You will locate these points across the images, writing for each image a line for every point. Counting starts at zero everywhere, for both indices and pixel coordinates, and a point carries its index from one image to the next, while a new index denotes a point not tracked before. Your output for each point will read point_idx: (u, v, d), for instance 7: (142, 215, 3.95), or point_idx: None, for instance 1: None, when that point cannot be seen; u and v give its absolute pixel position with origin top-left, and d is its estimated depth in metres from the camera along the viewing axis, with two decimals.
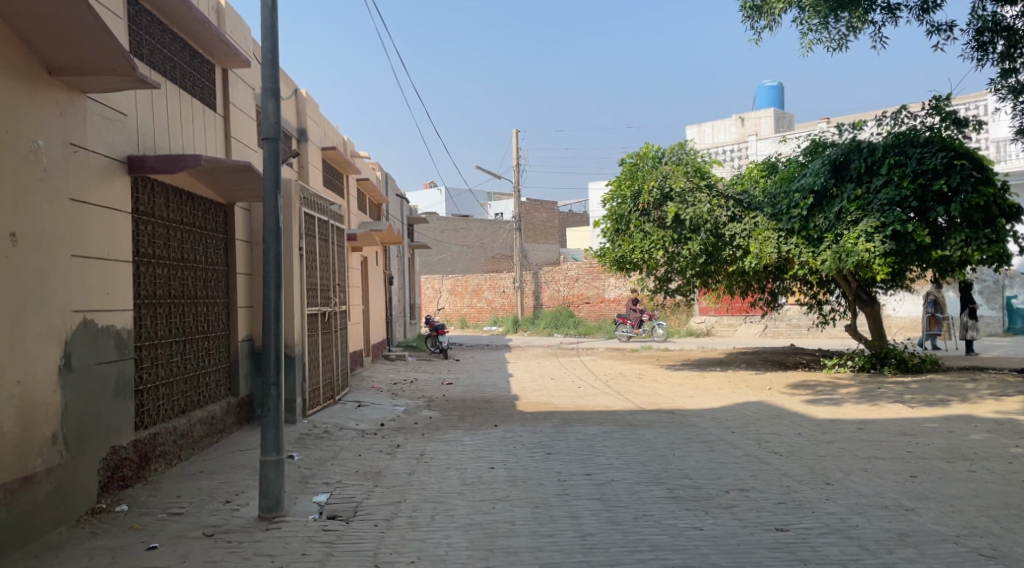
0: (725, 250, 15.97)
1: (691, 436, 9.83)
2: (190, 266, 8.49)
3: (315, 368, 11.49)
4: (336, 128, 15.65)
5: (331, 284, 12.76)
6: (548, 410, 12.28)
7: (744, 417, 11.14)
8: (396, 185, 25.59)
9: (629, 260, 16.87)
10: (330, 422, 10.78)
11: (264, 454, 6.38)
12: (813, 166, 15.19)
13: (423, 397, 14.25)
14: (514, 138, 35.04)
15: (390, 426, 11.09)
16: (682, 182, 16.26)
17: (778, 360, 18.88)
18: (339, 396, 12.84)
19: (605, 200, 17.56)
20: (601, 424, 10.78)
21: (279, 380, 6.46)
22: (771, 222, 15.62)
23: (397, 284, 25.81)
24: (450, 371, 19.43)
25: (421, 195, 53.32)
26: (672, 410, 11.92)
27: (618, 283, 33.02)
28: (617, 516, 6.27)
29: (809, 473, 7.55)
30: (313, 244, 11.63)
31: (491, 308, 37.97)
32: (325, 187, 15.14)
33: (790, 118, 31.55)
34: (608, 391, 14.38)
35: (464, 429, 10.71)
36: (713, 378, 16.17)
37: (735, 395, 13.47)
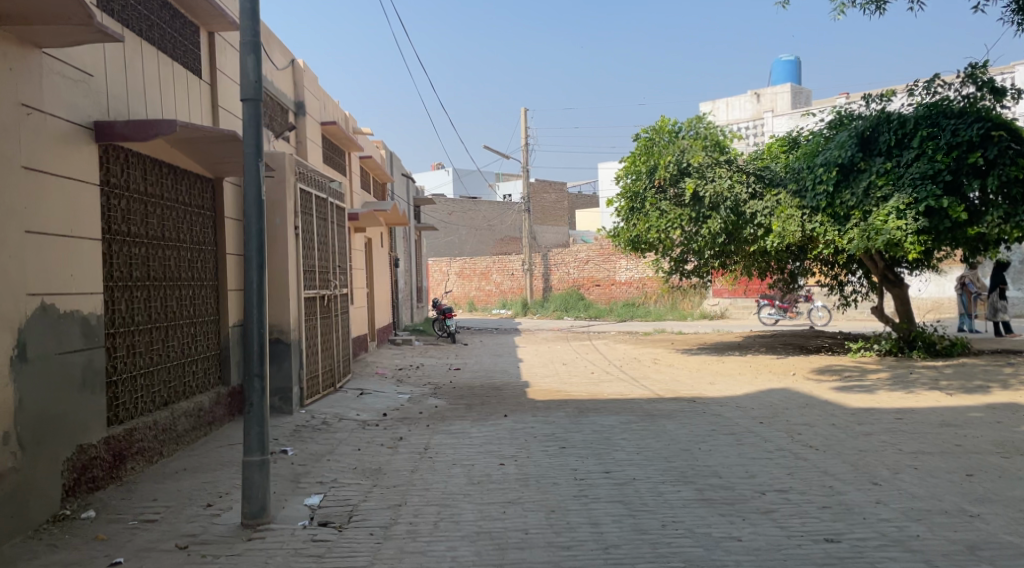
0: (746, 229, 15.25)
1: (716, 427, 9.12)
2: (175, 246, 7.81)
3: (314, 355, 10.83)
4: (336, 102, 14.93)
5: (332, 267, 12.09)
6: (560, 399, 11.60)
7: (771, 406, 10.43)
8: (402, 164, 24.90)
9: (645, 240, 16.15)
10: (330, 413, 10.09)
11: (247, 455, 5.70)
12: (839, 138, 14.45)
13: (430, 384, 13.59)
14: (522, 117, 34.23)
15: (393, 416, 10.42)
16: (701, 156, 15.51)
17: (798, 344, 18.15)
18: (341, 384, 12.20)
19: (619, 177, 16.85)
20: (618, 414, 10.09)
21: (264, 372, 5.77)
22: (795, 199, 14.88)
23: (403, 266, 25.14)
24: (457, 356, 18.75)
25: (429, 176, 52.55)
26: (693, 398, 11.21)
27: (631, 265, 32.26)
28: (643, 523, 5.59)
29: (853, 471, 6.86)
30: (310, 223, 10.91)
31: (500, 291, 37.34)
32: (324, 163, 14.44)
33: (807, 94, 30.71)
34: (623, 378, 13.69)
35: (472, 419, 10.03)
36: (733, 363, 15.46)
37: (757, 382, 12.76)
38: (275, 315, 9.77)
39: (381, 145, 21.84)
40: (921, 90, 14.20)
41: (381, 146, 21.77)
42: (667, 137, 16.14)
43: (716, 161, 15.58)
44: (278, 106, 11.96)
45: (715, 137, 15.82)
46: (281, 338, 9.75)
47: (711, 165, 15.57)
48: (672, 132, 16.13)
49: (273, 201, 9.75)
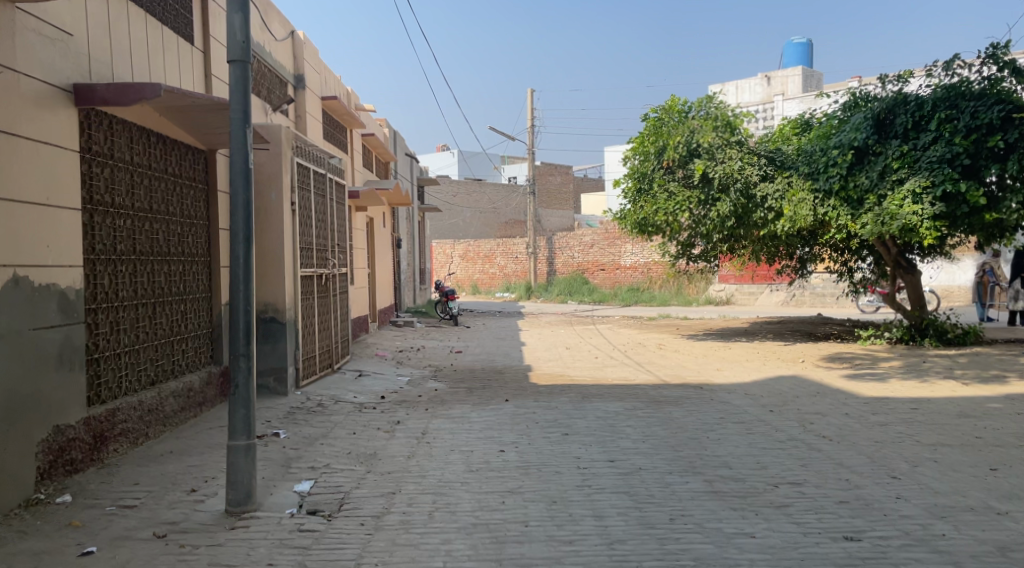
0: (756, 212, 14.93)
1: (725, 415, 8.79)
2: (164, 219, 7.47)
3: (310, 335, 10.50)
4: (337, 77, 14.57)
5: (331, 245, 11.77)
6: (563, 383, 11.29)
7: (781, 394, 10.10)
8: (405, 144, 24.54)
9: (652, 223, 15.77)
10: (326, 395, 9.78)
11: (233, 438, 5.38)
12: (855, 120, 14.23)
13: (430, 367, 13.28)
14: (528, 98, 33.78)
15: (391, 399, 10.10)
16: (711, 137, 15.13)
17: (806, 331, 17.82)
18: (338, 365, 11.89)
19: (626, 158, 16.47)
20: (622, 400, 9.78)
21: (250, 351, 5.45)
22: (807, 181, 14.66)
23: (406, 248, 24.80)
24: (459, 339, 18.47)
25: (434, 158, 52.15)
26: (700, 385, 10.89)
27: (636, 249, 31.87)
28: (650, 517, 5.27)
29: (870, 464, 6.54)
30: (308, 199, 10.57)
31: (503, 274, 37.03)
32: (324, 139, 14.08)
33: (818, 78, 30.32)
34: (628, 363, 13.36)
35: (472, 404, 9.71)
36: (740, 349, 15.13)
37: (766, 369, 12.43)
38: (270, 293, 9.44)
39: (384, 124, 21.50)
40: (939, 70, 13.91)
41: (384, 124, 21.41)
42: (676, 117, 15.71)
43: (726, 142, 15.21)
44: (276, 78, 11.64)
45: (725, 118, 15.37)
46: (276, 317, 9.44)
47: (721, 146, 15.20)
48: (681, 111, 15.72)
49: (268, 174, 9.39)
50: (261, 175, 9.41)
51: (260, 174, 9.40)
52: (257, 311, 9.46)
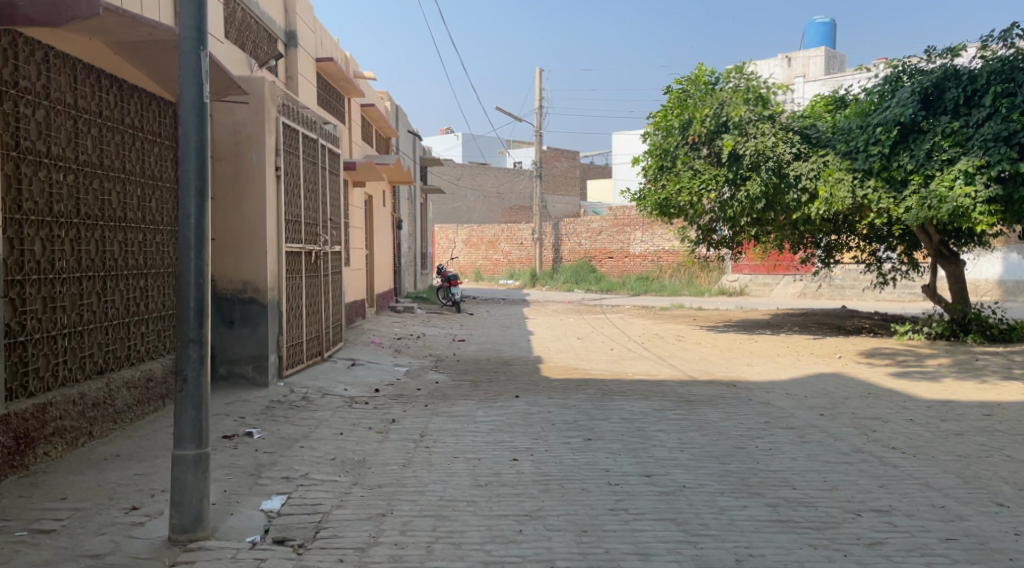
0: (789, 193, 13.78)
1: (771, 419, 7.63)
2: (119, 178, 6.30)
3: (296, 319, 9.34)
4: (333, 39, 13.51)
5: (323, 219, 10.61)
6: (579, 378, 10.13)
7: (827, 395, 8.94)
8: (408, 121, 23.40)
9: (674, 204, 14.57)
10: (314, 387, 8.62)
11: (179, 448, 4.21)
12: (900, 95, 13.19)
13: (431, 356, 12.12)
14: (537, 77, 32.52)
15: (387, 393, 8.94)
16: (742, 110, 13.91)
17: (834, 324, 16.66)
18: (329, 353, 10.72)
19: (646, 134, 15.30)
20: (648, 399, 8.62)
21: (203, 338, 4.27)
22: (844, 161, 13.56)
23: (407, 231, 23.63)
24: (463, 327, 17.32)
25: (437, 141, 50.84)
26: (732, 382, 9.73)
27: (646, 236, 30.69)
28: (710, 558, 4.15)
29: (966, 487, 5.43)
30: (295, 165, 9.38)
31: (508, 261, 35.84)
32: (317, 105, 12.93)
33: (841, 60, 29.21)
34: (647, 356, 12.20)
35: (478, 400, 8.56)
36: (767, 343, 13.95)
37: (802, 365, 11.27)
38: (249, 270, 8.28)
39: (385, 97, 20.40)
40: (993, 42, 12.91)
41: (384, 97, 20.28)
42: (703, 90, 14.52)
43: (758, 117, 14.02)
44: (264, 31, 10.52)
45: (756, 91, 14.20)
46: (256, 297, 8.27)
47: (753, 121, 14.00)
48: (708, 83, 14.57)
49: (251, 133, 8.26)
50: (241, 135, 8.26)
51: (241, 135, 8.26)
52: (234, 290, 8.29)
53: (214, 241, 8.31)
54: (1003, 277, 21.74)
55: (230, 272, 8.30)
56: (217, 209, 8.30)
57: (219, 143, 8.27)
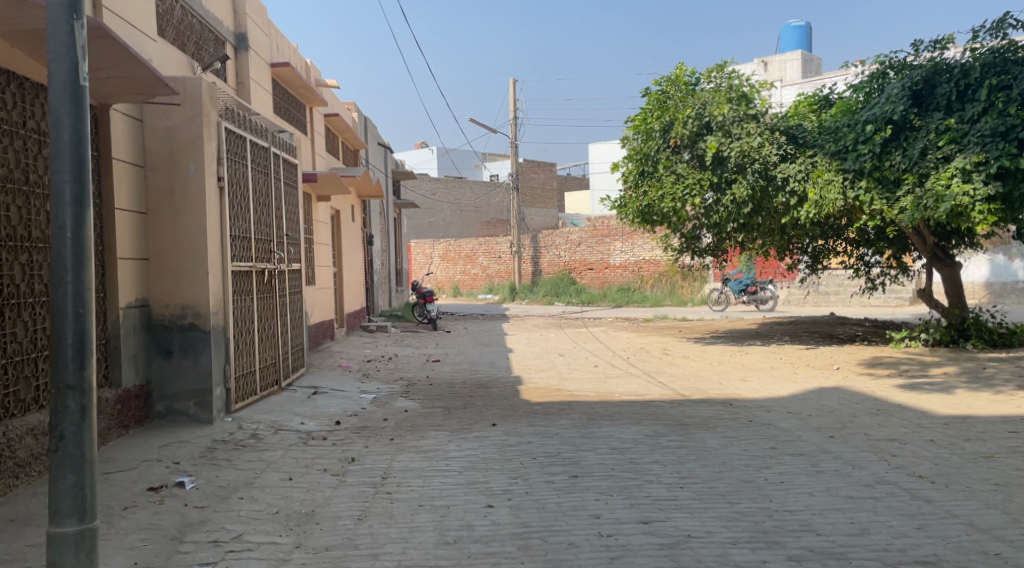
0: (777, 197, 13.03)
1: (777, 444, 6.82)
2: (21, 193, 5.45)
3: (246, 346, 8.45)
4: (290, 44, 12.86)
5: (277, 235, 9.73)
6: (562, 401, 9.27)
7: (833, 412, 8.14)
8: (378, 133, 22.63)
9: (657, 211, 13.76)
10: (266, 423, 7.74)
11: (57, 525, 3.76)
12: (889, 90, 12.48)
13: (402, 380, 11.22)
14: (509, 88, 31.78)
15: (349, 425, 8.04)
16: (726, 109, 13.12)
17: (826, 332, 15.92)
18: (288, 381, 9.81)
19: (625, 139, 14.49)
20: (638, 424, 7.78)
21: (85, 385, 3.76)
22: (833, 161, 12.82)
23: (379, 246, 22.69)
24: (438, 346, 16.43)
25: (412, 154, 49.96)
26: (728, 401, 8.92)
27: (626, 247, 29.97)
28: None
29: (1017, 527, 4.64)
30: (240, 176, 8.49)
31: (486, 275, 35.02)
32: (273, 114, 12.09)
33: (817, 63, 28.70)
34: (634, 373, 11.38)
35: (449, 431, 7.69)
36: (758, 354, 13.17)
37: (801, 378, 10.47)
38: (189, 293, 7.43)
39: (352, 108, 19.70)
40: (985, 33, 12.23)
41: (352, 108, 19.56)
42: (683, 90, 13.70)
43: (742, 117, 13.25)
44: (208, 32, 9.69)
45: (739, 89, 13.41)
46: (198, 323, 7.41)
47: (737, 120, 13.22)
48: (688, 84, 13.75)
49: (187, 140, 7.43)
50: (176, 142, 7.43)
51: (175, 141, 7.43)
52: (173, 316, 7.43)
53: (148, 261, 7.46)
54: (990, 280, 21.16)
55: (168, 295, 7.44)
56: (151, 226, 7.46)
57: (152, 151, 7.44)
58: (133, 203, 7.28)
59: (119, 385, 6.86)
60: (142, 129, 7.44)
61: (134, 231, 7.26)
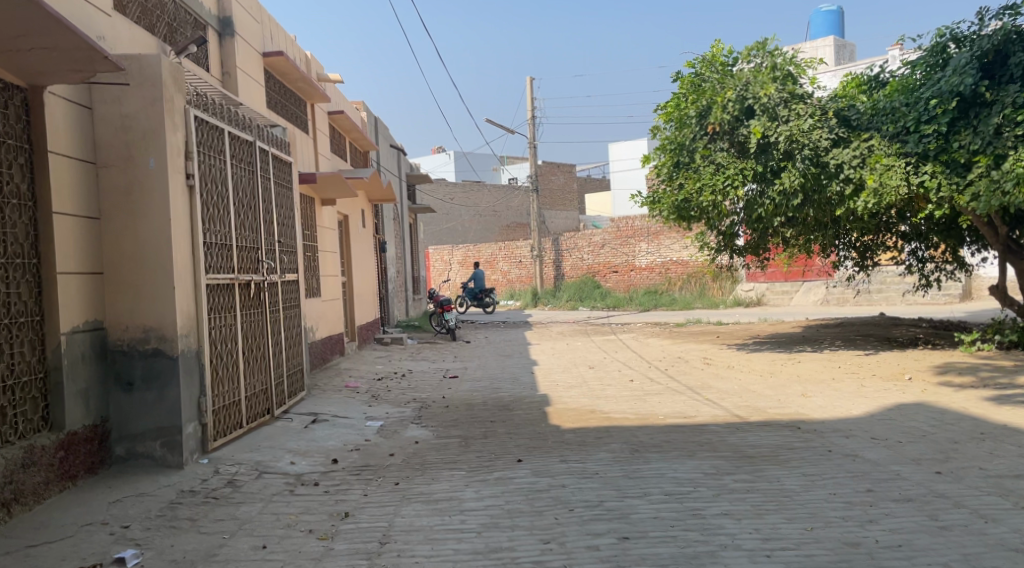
0: (829, 185, 11.65)
1: (874, 485, 5.50)
2: None
3: (227, 374, 7.22)
4: (286, 33, 11.72)
5: (266, 243, 8.49)
6: (598, 426, 7.98)
7: (928, 437, 6.80)
8: (390, 134, 21.46)
9: (694, 205, 12.41)
10: (247, 465, 6.51)
11: None
12: (955, 62, 11.12)
13: (415, 402, 9.96)
14: (527, 87, 30.58)
15: (348, 464, 6.79)
16: (772, 89, 11.75)
17: (881, 335, 14.50)
18: (283, 410, 8.57)
19: (655, 129, 13.17)
20: (694, 457, 6.47)
21: None
22: (892, 145, 11.44)
23: (393, 254, 21.45)
24: (456, 359, 15.16)
25: (429, 159, 48.92)
26: (795, 424, 7.58)
27: (651, 248, 28.58)
28: None
29: None
30: (216, 171, 7.29)
31: (507, 281, 33.75)
32: (266, 109, 10.90)
33: (851, 49, 27.27)
34: (676, 388, 10.04)
35: (466, 470, 6.41)
36: (812, 363, 11.79)
37: (872, 392, 9.10)
38: (152, 312, 6.22)
39: (361, 107, 18.56)
40: None
41: (360, 108, 18.41)
42: (720, 71, 12.31)
43: (788, 98, 11.87)
44: (185, 12, 8.53)
45: (784, 68, 12.03)
46: (162, 349, 6.20)
47: (783, 102, 11.84)
48: (725, 64, 12.37)
49: (146, 130, 6.22)
50: (133, 132, 6.23)
51: (131, 132, 6.23)
52: (133, 341, 6.22)
53: (102, 276, 6.24)
54: None
55: (126, 315, 6.23)
56: (105, 234, 6.24)
57: (104, 145, 6.23)
58: (82, 206, 6.07)
59: (63, 428, 5.67)
60: (92, 119, 6.24)
61: (84, 240, 6.06)
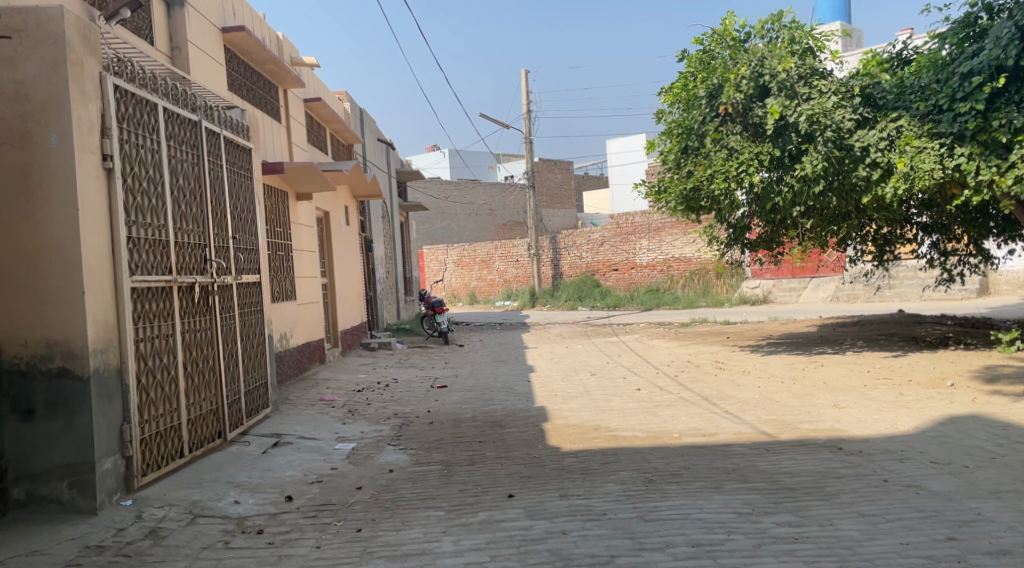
0: (853, 170, 10.51)
1: (953, 532, 4.41)
2: None
3: (164, 394, 6.07)
4: (249, 8, 10.55)
5: (217, 240, 7.32)
6: (604, 448, 6.83)
7: (1002, 463, 5.68)
8: (377, 127, 20.29)
9: (704, 194, 11.27)
10: (180, 507, 5.38)
11: None
12: (992, 31, 9.85)
13: (394, 419, 8.81)
14: (522, 80, 29.47)
15: (305, 502, 5.67)
16: (791, 64, 10.61)
17: (905, 334, 13.35)
18: (237, 433, 7.42)
19: (660, 112, 12.03)
20: (722, 489, 5.35)
21: None
22: (924, 125, 10.30)
23: (382, 254, 20.26)
24: (447, 365, 14.01)
25: (423, 157, 47.79)
26: (836, 444, 6.44)
27: (653, 245, 27.41)
28: None
29: None
30: (149, 155, 6.15)
31: (503, 281, 32.60)
32: (226, 91, 9.72)
33: (859, 34, 26.19)
34: (690, 399, 8.89)
35: (446, 510, 5.27)
36: (836, 367, 10.64)
37: (915, 401, 7.95)
38: (57, 322, 5.13)
39: (343, 97, 17.40)
40: None
41: (342, 97, 17.27)
42: (732, 46, 11.16)
43: (807, 74, 10.79)
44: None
45: (803, 42, 10.91)
46: (70, 368, 5.11)
47: (802, 79, 10.76)
48: (738, 39, 11.20)
49: (47, 100, 5.16)
50: (29, 102, 5.16)
51: (28, 102, 5.17)
52: (35, 358, 5.13)
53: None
54: None
55: (26, 327, 5.14)
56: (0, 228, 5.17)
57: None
58: None
59: None
60: None
61: None
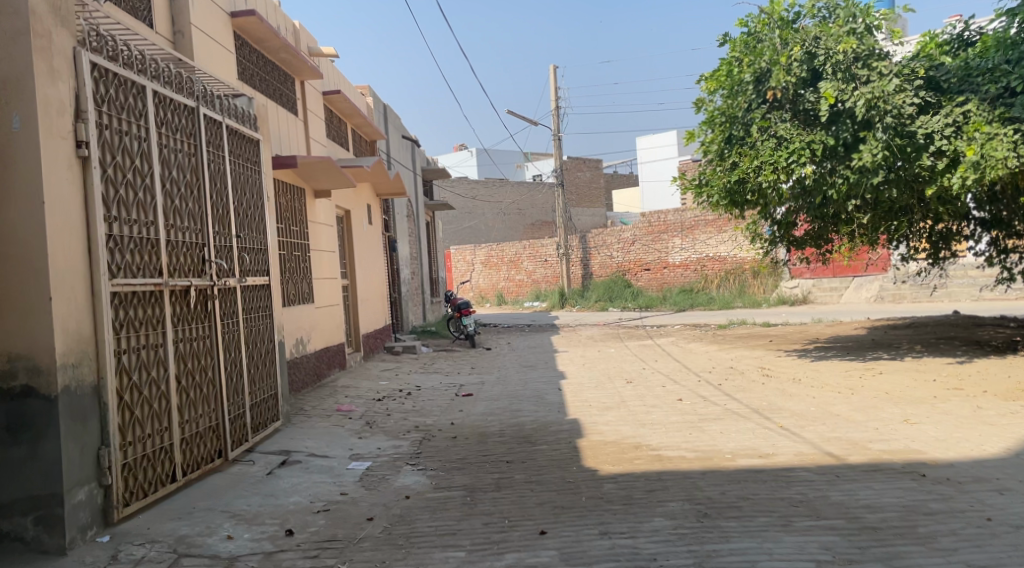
0: (916, 159, 9.63)
1: None
2: None
3: (153, 412, 5.37)
4: None
5: (217, 238, 6.61)
6: (647, 470, 6.04)
7: None
8: (400, 123, 19.59)
9: (750, 188, 10.43)
10: (163, 545, 4.69)
11: None
12: None
13: (415, 433, 8.07)
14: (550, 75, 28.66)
15: (307, 537, 4.94)
16: (847, 44, 9.75)
17: (965, 337, 12.40)
18: (239, 450, 6.71)
19: (702, 100, 11.20)
20: (791, 527, 4.56)
21: None
22: (994, 109, 9.36)
23: (406, 253, 19.56)
24: (473, 371, 13.27)
25: (450, 156, 47.12)
26: (916, 469, 5.60)
27: (686, 243, 26.50)
28: None
29: None
30: (137, 142, 5.47)
31: (531, 281, 31.84)
32: (235, 78, 9.03)
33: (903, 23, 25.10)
34: (739, 412, 8.07)
35: (468, 552, 4.53)
36: (896, 375, 9.75)
37: (996, 417, 7.08)
38: (22, 333, 4.49)
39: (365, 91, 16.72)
40: None
41: (365, 91, 16.60)
42: (781, 27, 10.29)
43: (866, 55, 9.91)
44: None
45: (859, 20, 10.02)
46: (36, 386, 4.46)
47: (859, 60, 9.88)
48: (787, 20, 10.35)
49: (10, 79, 4.52)
50: None
51: None
52: None
53: None
54: None
55: None
56: None
57: None
58: None
59: None
60: None
61: None
